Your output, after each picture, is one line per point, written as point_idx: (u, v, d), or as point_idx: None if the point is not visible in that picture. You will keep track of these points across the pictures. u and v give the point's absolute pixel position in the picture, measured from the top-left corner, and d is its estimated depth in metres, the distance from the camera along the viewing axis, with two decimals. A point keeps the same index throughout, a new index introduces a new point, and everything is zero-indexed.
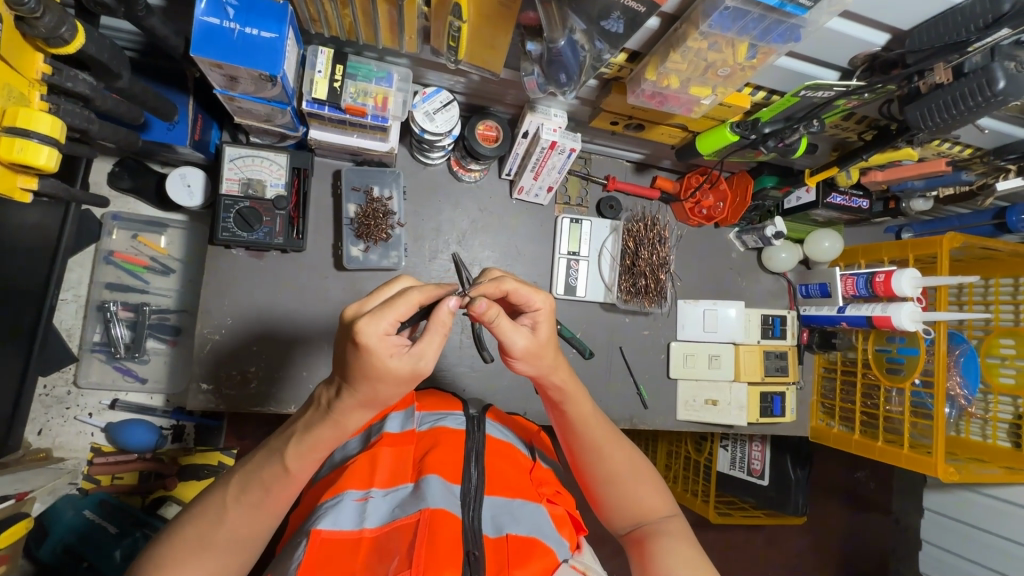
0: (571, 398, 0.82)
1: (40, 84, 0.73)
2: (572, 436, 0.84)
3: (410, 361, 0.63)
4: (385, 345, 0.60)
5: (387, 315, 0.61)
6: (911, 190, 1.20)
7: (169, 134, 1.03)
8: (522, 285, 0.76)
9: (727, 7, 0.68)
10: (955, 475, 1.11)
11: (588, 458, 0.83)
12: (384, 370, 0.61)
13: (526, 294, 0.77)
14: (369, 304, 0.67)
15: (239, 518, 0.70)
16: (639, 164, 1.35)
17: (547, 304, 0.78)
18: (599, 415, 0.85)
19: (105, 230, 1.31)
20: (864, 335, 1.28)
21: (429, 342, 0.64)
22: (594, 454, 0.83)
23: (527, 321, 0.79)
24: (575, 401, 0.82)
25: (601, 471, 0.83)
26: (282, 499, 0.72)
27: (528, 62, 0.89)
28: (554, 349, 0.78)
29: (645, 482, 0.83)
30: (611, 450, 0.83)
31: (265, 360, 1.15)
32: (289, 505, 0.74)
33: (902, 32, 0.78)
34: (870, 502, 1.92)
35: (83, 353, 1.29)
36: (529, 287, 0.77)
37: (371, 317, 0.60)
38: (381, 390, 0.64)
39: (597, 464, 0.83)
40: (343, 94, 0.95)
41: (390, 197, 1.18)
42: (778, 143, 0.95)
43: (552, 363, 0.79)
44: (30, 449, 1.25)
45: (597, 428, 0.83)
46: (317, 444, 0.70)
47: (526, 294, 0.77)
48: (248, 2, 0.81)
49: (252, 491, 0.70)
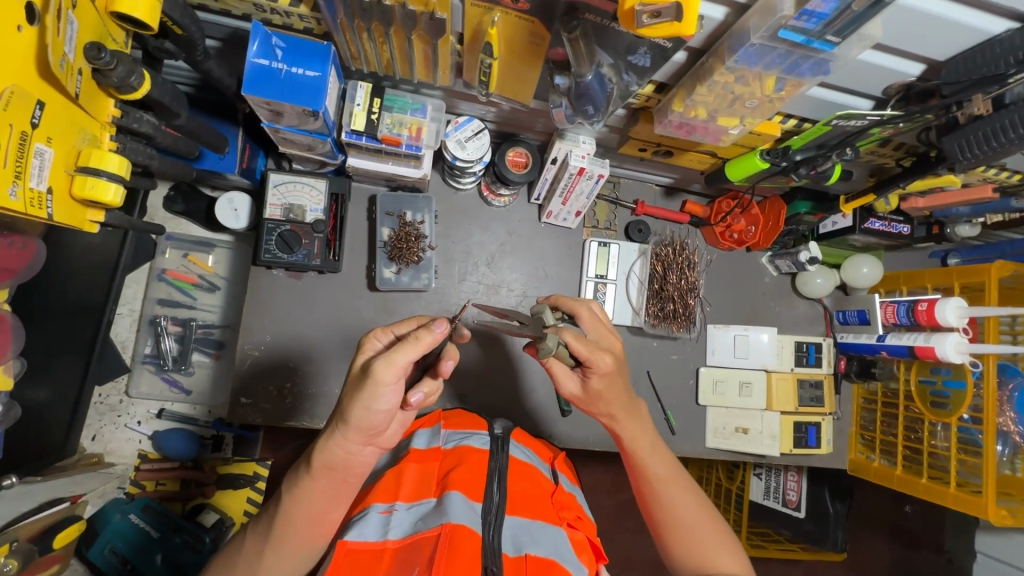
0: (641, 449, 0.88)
1: (110, 126, 0.82)
2: (646, 487, 0.88)
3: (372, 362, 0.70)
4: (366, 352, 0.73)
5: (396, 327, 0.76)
6: (956, 216, 1.16)
7: (220, 163, 1.10)
8: (580, 344, 0.76)
9: (753, 44, 0.69)
10: (1009, 520, 1.05)
11: (663, 510, 0.86)
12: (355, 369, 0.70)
13: (587, 346, 0.76)
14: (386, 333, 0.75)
15: (266, 554, 0.74)
16: (668, 188, 1.35)
17: (605, 361, 0.77)
18: (675, 470, 0.88)
19: (159, 250, 1.39)
20: (906, 366, 1.23)
21: (402, 350, 0.64)
22: (667, 508, 0.86)
23: (579, 371, 0.82)
24: (647, 457, 0.88)
25: (676, 526, 0.85)
26: (321, 535, 0.77)
27: (557, 95, 0.90)
28: (613, 388, 0.83)
29: (724, 546, 0.83)
30: (685, 500, 0.86)
31: (300, 376, 1.19)
32: (312, 549, 0.77)
33: (938, 62, 0.77)
34: (917, 540, 1.81)
35: (135, 364, 1.37)
36: (586, 347, 0.76)
37: (372, 329, 0.76)
38: (346, 400, 0.68)
39: (672, 518, 0.85)
40: (380, 125, 0.99)
41: (422, 221, 1.22)
42: (811, 171, 0.94)
43: (606, 404, 0.85)
44: (84, 454, 1.33)
45: (673, 480, 0.87)
46: (338, 481, 0.72)
47: (572, 307, 0.87)
48: (295, 43, 0.87)
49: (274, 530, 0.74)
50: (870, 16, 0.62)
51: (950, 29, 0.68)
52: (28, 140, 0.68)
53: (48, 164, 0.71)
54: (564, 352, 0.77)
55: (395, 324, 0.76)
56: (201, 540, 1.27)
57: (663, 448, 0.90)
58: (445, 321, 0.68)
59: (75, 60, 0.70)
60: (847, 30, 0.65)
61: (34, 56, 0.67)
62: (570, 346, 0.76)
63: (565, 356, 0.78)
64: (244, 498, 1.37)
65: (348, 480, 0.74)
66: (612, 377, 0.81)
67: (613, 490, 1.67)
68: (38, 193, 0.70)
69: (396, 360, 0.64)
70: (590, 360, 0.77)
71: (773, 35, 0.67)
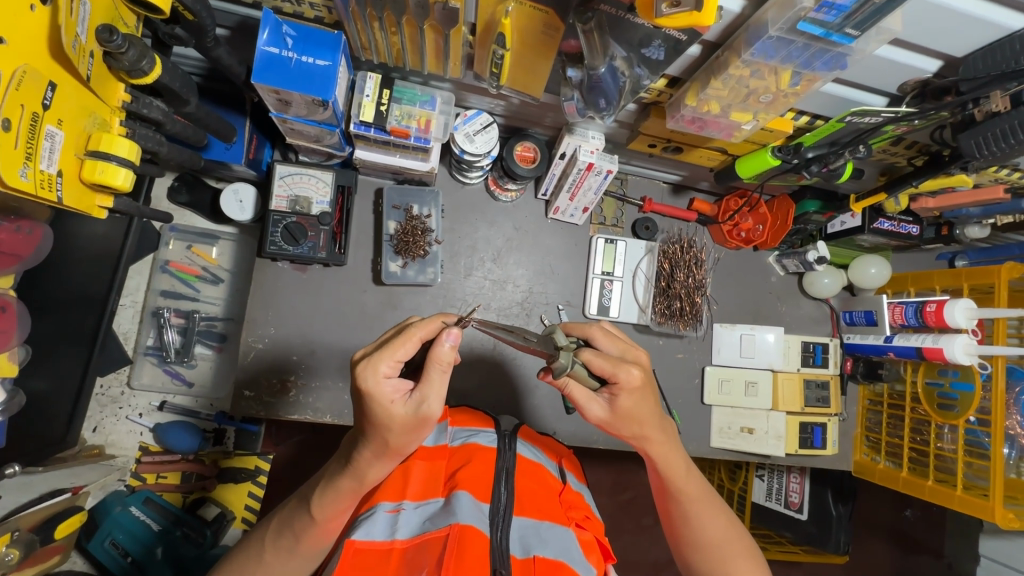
0: (672, 470, 0.84)
1: (120, 111, 0.81)
2: (671, 504, 0.87)
3: (406, 401, 0.68)
4: (384, 392, 0.67)
5: (400, 348, 0.68)
6: (966, 217, 1.16)
7: (227, 153, 1.09)
8: (601, 358, 0.75)
9: (770, 37, 0.69)
10: (1016, 523, 1.04)
11: (687, 526, 0.86)
12: (388, 415, 0.67)
13: (607, 364, 0.74)
14: (386, 361, 0.68)
15: (266, 558, 0.77)
16: (676, 186, 1.35)
17: (631, 376, 0.74)
18: (700, 482, 0.87)
19: (163, 241, 1.38)
20: (913, 367, 1.22)
21: (439, 380, 0.68)
22: (692, 525, 0.86)
23: (604, 393, 0.78)
24: (677, 477, 0.85)
25: (699, 543, 0.85)
26: (328, 533, 0.77)
27: (569, 88, 0.90)
28: (638, 413, 0.77)
29: (742, 552, 0.85)
30: (711, 517, 0.85)
31: (305, 369, 1.18)
32: (312, 544, 0.77)
33: (956, 58, 0.76)
34: (918, 545, 1.80)
35: (137, 355, 1.37)
36: (607, 361, 0.75)
37: (371, 362, 0.67)
38: (394, 439, 0.69)
39: (696, 535, 0.86)
40: (389, 116, 0.99)
41: (428, 215, 1.21)
42: (822, 168, 0.94)
43: (636, 429, 0.80)
44: (85, 445, 1.32)
45: (702, 500, 0.86)
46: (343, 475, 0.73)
47: (585, 330, 0.84)
48: (305, 32, 0.86)
49: (295, 540, 0.76)
50: (892, 9, 0.61)
51: (968, 25, 0.68)
52: (39, 121, 0.67)
53: (58, 146, 0.70)
54: (583, 372, 0.77)
55: (396, 349, 0.68)
56: (202, 534, 1.26)
57: (695, 467, 0.87)
58: (455, 333, 0.67)
59: (86, 42, 0.70)
60: (867, 24, 0.64)
61: (46, 36, 0.66)
62: (591, 363, 0.75)
63: (586, 376, 0.77)
64: (246, 492, 1.36)
65: (357, 473, 0.73)
66: (640, 399, 0.76)
67: (614, 490, 1.67)
68: (48, 175, 0.70)
69: (441, 390, 0.69)
70: (614, 377, 0.75)
71: (792, 28, 0.67)
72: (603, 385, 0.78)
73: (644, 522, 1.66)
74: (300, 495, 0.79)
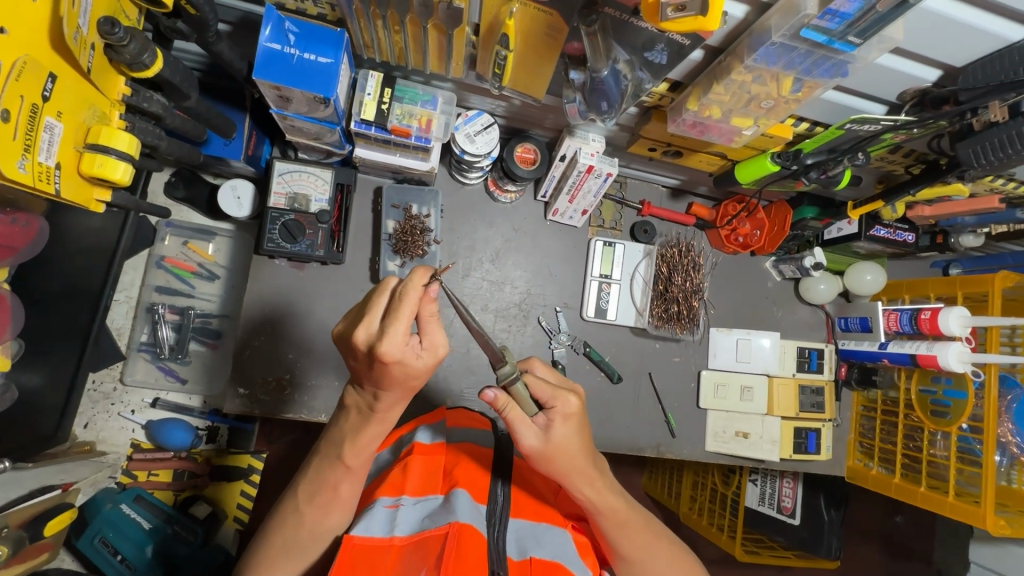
0: (603, 507, 0.78)
1: (119, 104, 0.81)
2: (610, 547, 0.80)
3: (425, 349, 0.66)
4: (408, 353, 0.64)
5: (402, 315, 0.63)
6: (960, 226, 1.16)
7: (226, 149, 1.08)
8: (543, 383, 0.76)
9: (774, 43, 0.69)
10: (1006, 529, 1.05)
11: (633, 570, 0.80)
12: (417, 370, 0.66)
13: (548, 388, 0.76)
14: (399, 328, 0.63)
15: (257, 557, 0.76)
16: (675, 190, 1.35)
17: (569, 405, 0.76)
18: (637, 514, 0.82)
19: (159, 236, 1.37)
20: (907, 374, 1.22)
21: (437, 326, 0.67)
22: (637, 568, 0.80)
23: (540, 420, 0.76)
24: (610, 516, 0.79)
25: None
26: (322, 534, 0.76)
27: (570, 90, 0.90)
28: (569, 446, 0.76)
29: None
30: (656, 554, 0.81)
31: (301, 367, 1.17)
32: (300, 547, 0.75)
33: (955, 68, 0.77)
34: (908, 552, 1.81)
35: (130, 351, 1.35)
36: (549, 386, 0.76)
37: (385, 336, 0.62)
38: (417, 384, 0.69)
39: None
40: (390, 115, 0.98)
41: (427, 215, 1.21)
42: (821, 176, 0.93)
43: (565, 463, 0.76)
44: (75, 442, 1.30)
45: (643, 535, 0.81)
46: None
47: (523, 360, 0.84)
48: (308, 29, 0.86)
49: (284, 542, 0.75)
50: (894, 18, 0.62)
51: (967, 35, 0.68)
52: (39, 113, 0.66)
53: (57, 139, 0.70)
54: (524, 393, 0.75)
55: (398, 316, 0.63)
56: (194, 533, 1.26)
57: (626, 499, 0.83)
58: (437, 283, 0.66)
59: (88, 34, 0.70)
60: (870, 32, 0.65)
61: (49, 28, 0.66)
62: (532, 386, 0.76)
63: (525, 400, 0.75)
64: (237, 491, 1.37)
65: None
66: (573, 430, 0.77)
67: None
68: (47, 168, 0.69)
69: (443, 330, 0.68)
70: (553, 401, 0.76)
71: (795, 34, 0.67)
72: (540, 413, 0.76)
73: None
74: (300, 495, 0.77)
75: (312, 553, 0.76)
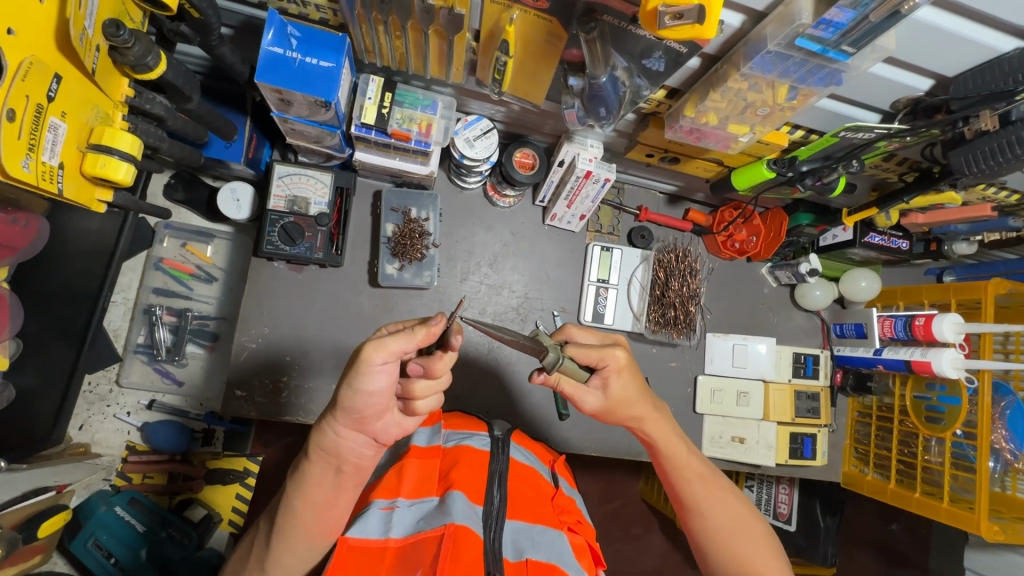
0: (669, 447, 0.85)
1: (122, 106, 0.82)
2: (676, 487, 0.87)
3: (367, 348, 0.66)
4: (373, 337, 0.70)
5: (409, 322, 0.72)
6: (954, 233, 1.17)
7: (226, 151, 1.09)
8: (584, 347, 0.75)
9: (769, 51, 0.70)
10: (1000, 535, 1.05)
11: (695, 511, 0.86)
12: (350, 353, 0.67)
13: (593, 352, 0.75)
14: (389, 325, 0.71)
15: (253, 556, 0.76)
16: (672, 196, 1.37)
17: (619, 358, 0.76)
18: (703, 464, 0.88)
19: (157, 238, 1.37)
20: (902, 381, 1.23)
21: (396, 338, 0.62)
22: (700, 509, 0.86)
23: (596, 381, 0.78)
24: (676, 456, 0.86)
25: (708, 526, 0.85)
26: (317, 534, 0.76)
27: (570, 96, 0.92)
28: (633, 393, 0.79)
29: (751, 535, 0.85)
30: (718, 499, 0.86)
31: (298, 370, 1.17)
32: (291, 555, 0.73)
33: (947, 78, 0.78)
34: (904, 560, 1.81)
35: (127, 353, 1.35)
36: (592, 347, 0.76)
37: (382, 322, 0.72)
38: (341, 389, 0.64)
39: (700, 521, 0.86)
40: (390, 119, 0.99)
41: (426, 219, 1.22)
42: (816, 182, 0.95)
43: (634, 409, 0.81)
44: (70, 443, 1.30)
45: (707, 480, 0.86)
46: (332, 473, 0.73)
47: (562, 330, 0.83)
48: (310, 33, 0.87)
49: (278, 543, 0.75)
50: (886, 29, 0.63)
51: (958, 46, 0.70)
52: (43, 113, 0.67)
53: (60, 139, 0.70)
54: (572, 366, 0.74)
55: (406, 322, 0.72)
56: (188, 536, 1.26)
57: (694, 448, 0.89)
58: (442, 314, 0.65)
59: (93, 36, 0.70)
60: (863, 41, 0.66)
61: (55, 30, 0.67)
62: (576, 355, 0.75)
63: (575, 370, 0.75)
64: (233, 494, 1.36)
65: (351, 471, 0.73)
66: (631, 378, 0.78)
67: (603, 498, 1.66)
68: (50, 167, 0.69)
69: (389, 347, 0.62)
70: (602, 361, 0.76)
71: (791, 43, 0.69)
72: (593, 375, 0.78)
73: (633, 532, 1.66)
74: None
75: (311, 558, 0.75)
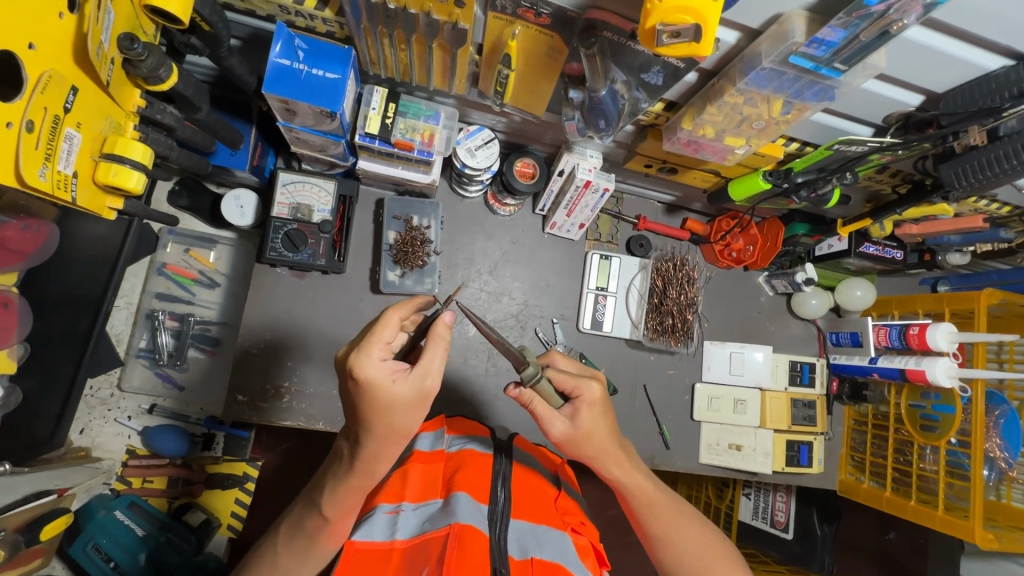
0: (630, 481, 0.85)
1: (134, 116, 0.83)
2: (642, 521, 0.86)
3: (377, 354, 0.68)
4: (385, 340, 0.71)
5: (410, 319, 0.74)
6: (947, 245, 1.20)
7: (232, 159, 1.11)
8: (564, 374, 0.80)
9: (764, 68, 0.72)
10: (995, 544, 1.05)
11: (662, 543, 0.85)
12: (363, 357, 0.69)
13: (570, 380, 0.80)
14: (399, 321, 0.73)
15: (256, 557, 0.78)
16: (670, 206, 1.39)
17: (593, 392, 0.80)
18: (664, 495, 0.87)
19: (161, 243, 1.39)
20: (897, 389, 1.25)
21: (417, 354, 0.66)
22: (668, 541, 0.84)
23: (567, 410, 0.81)
24: (638, 489, 0.85)
25: (678, 557, 0.84)
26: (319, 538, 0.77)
27: (570, 108, 0.94)
28: (597, 429, 0.81)
29: (721, 558, 0.84)
30: (683, 529, 0.85)
31: (299, 375, 1.18)
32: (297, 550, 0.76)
33: (937, 94, 0.80)
34: (901, 569, 1.81)
35: (129, 357, 1.36)
36: (571, 376, 0.80)
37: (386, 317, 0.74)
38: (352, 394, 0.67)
39: (669, 552, 0.85)
40: (394, 129, 1.01)
41: (427, 227, 1.23)
42: (811, 194, 0.97)
43: (596, 445, 0.81)
44: (71, 447, 1.30)
45: (671, 512, 0.86)
46: (335, 477, 0.73)
47: (546, 355, 0.87)
48: (317, 46, 0.89)
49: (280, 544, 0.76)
50: (877, 47, 0.65)
51: (946, 63, 0.72)
52: (59, 123, 0.69)
53: (75, 148, 0.72)
54: (548, 389, 0.79)
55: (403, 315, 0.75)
56: (186, 540, 1.26)
57: (654, 479, 0.89)
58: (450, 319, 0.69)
59: (108, 49, 0.72)
60: (854, 59, 0.68)
61: (72, 43, 0.68)
62: (555, 379, 0.80)
63: (551, 394, 0.79)
64: (232, 500, 1.36)
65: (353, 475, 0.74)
66: (600, 415, 0.81)
67: (601, 505, 1.67)
68: (64, 176, 0.71)
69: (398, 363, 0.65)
70: (577, 391, 0.80)
71: (785, 60, 0.70)
72: (565, 404, 0.81)
73: (631, 539, 1.66)
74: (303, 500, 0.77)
75: (312, 559, 0.76)
